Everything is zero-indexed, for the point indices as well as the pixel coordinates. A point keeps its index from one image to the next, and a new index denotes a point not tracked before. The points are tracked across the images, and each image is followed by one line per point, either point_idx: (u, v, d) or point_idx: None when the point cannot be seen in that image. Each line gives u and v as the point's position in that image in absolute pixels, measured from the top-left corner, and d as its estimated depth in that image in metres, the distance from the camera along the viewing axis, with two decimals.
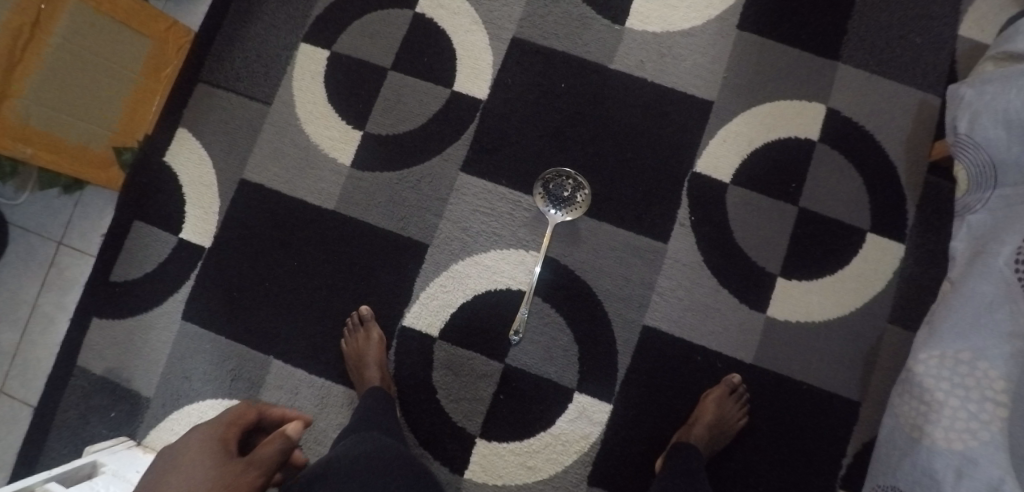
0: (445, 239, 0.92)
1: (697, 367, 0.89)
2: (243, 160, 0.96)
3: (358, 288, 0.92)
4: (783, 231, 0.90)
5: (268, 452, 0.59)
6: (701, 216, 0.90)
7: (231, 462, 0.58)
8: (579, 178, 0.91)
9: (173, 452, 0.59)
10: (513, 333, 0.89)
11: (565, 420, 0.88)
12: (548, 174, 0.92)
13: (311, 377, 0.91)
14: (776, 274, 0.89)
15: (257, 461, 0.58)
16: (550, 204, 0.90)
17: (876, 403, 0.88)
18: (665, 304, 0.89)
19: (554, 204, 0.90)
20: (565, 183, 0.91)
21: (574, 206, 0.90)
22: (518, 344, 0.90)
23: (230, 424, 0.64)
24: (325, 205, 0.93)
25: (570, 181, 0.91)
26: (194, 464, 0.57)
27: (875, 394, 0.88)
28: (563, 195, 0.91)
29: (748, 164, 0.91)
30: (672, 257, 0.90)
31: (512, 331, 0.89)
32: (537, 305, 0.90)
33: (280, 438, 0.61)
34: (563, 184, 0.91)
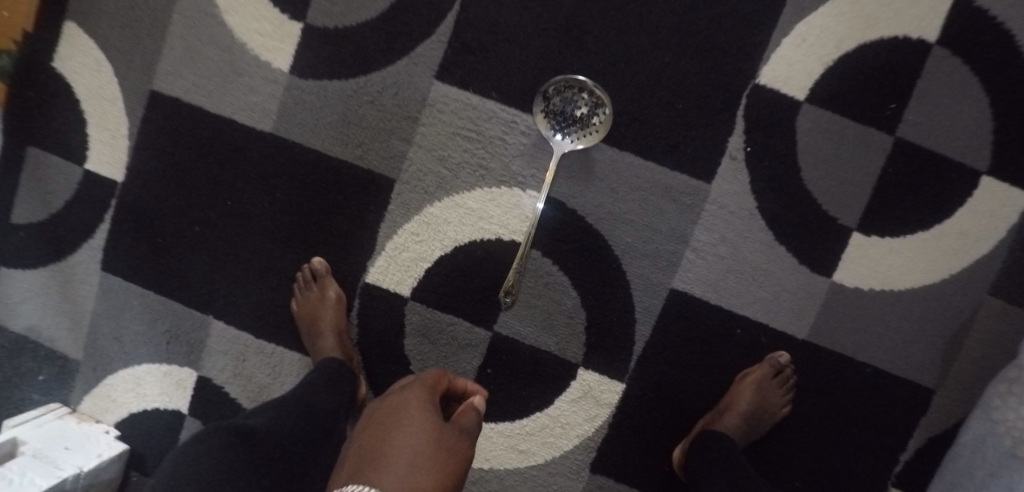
0: (415, 172, 0.69)
1: (735, 342, 0.71)
2: (151, 65, 0.73)
3: (309, 234, 0.72)
4: (869, 170, 0.67)
5: (470, 424, 0.55)
6: (762, 146, 0.66)
7: (458, 432, 0.52)
8: (596, 89, 0.66)
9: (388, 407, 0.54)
10: (506, 295, 0.69)
11: (566, 400, 0.72)
12: (556, 83, 0.66)
13: (261, 343, 0.76)
14: (852, 228, 0.68)
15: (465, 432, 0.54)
16: (555, 126, 0.66)
17: (954, 390, 0.71)
18: (703, 264, 0.68)
19: (560, 126, 0.66)
20: (577, 97, 0.66)
21: (586, 130, 0.66)
22: (512, 308, 0.71)
23: (432, 388, 0.57)
24: (259, 126, 0.71)
25: (585, 94, 0.66)
26: (417, 423, 0.51)
27: (957, 379, 0.71)
28: (573, 113, 0.66)
29: (833, 75, 0.65)
30: (716, 203, 0.67)
31: (504, 293, 0.69)
32: (535, 261, 0.70)
33: (473, 411, 0.57)
34: (573, 99, 0.66)
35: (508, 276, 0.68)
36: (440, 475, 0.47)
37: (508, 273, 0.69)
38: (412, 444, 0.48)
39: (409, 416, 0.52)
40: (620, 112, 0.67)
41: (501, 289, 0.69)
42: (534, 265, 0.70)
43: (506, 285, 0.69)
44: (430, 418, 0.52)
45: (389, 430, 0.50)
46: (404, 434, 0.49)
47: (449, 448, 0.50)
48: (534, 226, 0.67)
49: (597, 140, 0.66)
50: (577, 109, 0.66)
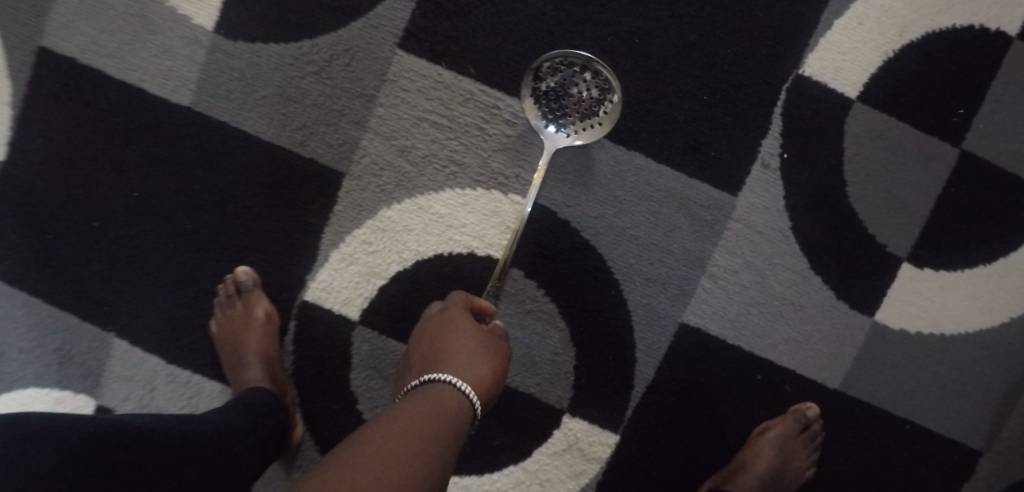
0: (370, 165, 0.55)
1: (755, 389, 0.58)
2: (40, 14, 0.57)
3: (234, 236, 0.57)
4: (927, 188, 0.55)
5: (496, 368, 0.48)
6: (801, 153, 0.54)
7: (499, 339, 0.50)
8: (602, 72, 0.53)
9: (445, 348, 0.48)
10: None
11: (546, 453, 0.58)
12: (552, 61, 0.53)
13: (172, 369, 0.61)
14: (902, 258, 0.56)
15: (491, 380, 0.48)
16: (546, 116, 0.53)
17: (1007, 454, 0.59)
18: (721, 294, 0.56)
19: (553, 116, 0.53)
20: (577, 79, 0.53)
21: (586, 120, 0.53)
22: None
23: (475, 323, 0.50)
24: (175, 98, 0.56)
25: (588, 76, 0.53)
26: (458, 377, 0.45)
27: (1011, 442, 0.59)
28: (570, 99, 0.53)
29: (894, 68, 0.53)
30: (742, 220, 0.54)
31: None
32: (514, 281, 0.56)
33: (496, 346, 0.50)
34: (571, 81, 0.53)
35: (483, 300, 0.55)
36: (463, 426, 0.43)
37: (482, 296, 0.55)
38: (468, 357, 0.47)
39: (453, 330, 0.49)
40: (629, 101, 0.53)
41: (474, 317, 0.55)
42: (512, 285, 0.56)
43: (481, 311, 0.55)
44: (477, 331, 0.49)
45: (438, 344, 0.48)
46: (456, 351, 0.47)
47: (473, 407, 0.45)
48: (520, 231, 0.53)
49: (601, 133, 0.53)
50: (576, 94, 0.53)
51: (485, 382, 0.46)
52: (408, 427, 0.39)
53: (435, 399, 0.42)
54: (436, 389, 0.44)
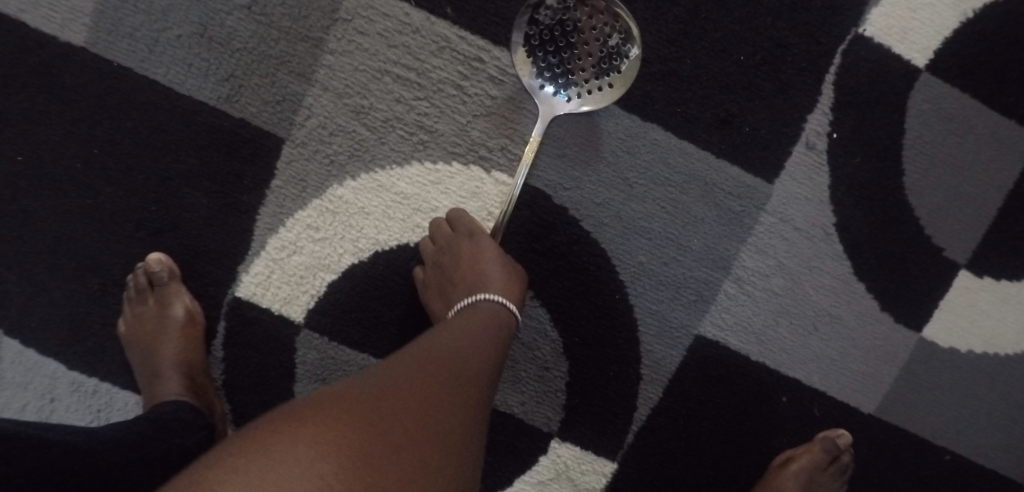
0: (317, 129, 0.44)
1: (778, 412, 0.49)
2: None
3: (146, 214, 0.46)
4: (996, 183, 0.45)
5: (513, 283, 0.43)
6: (852, 133, 0.44)
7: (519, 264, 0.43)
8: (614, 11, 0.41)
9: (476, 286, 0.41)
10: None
11: (528, 486, 0.48)
12: (549, 4, 0.41)
13: (71, 374, 0.48)
14: (959, 264, 0.47)
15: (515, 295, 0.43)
16: (541, 76, 0.42)
17: None
18: (746, 300, 0.46)
19: (550, 75, 0.42)
20: (580, 22, 0.41)
21: (593, 79, 0.42)
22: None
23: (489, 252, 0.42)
24: (66, 34, 0.44)
25: (593, 17, 0.41)
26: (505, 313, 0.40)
27: None
28: (572, 51, 0.42)
29: (968, 33, 0.43)
30: (777, 212, 0.44)
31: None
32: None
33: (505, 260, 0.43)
34: (573, 26, 0.41)
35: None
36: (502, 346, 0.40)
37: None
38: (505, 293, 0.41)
39: (490, 263, 0.41)
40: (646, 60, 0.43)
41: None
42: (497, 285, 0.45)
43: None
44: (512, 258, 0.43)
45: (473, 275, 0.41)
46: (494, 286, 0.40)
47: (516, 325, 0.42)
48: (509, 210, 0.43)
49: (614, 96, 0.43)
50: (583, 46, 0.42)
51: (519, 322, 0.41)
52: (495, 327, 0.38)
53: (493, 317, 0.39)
54: (485, 313, 0.39)
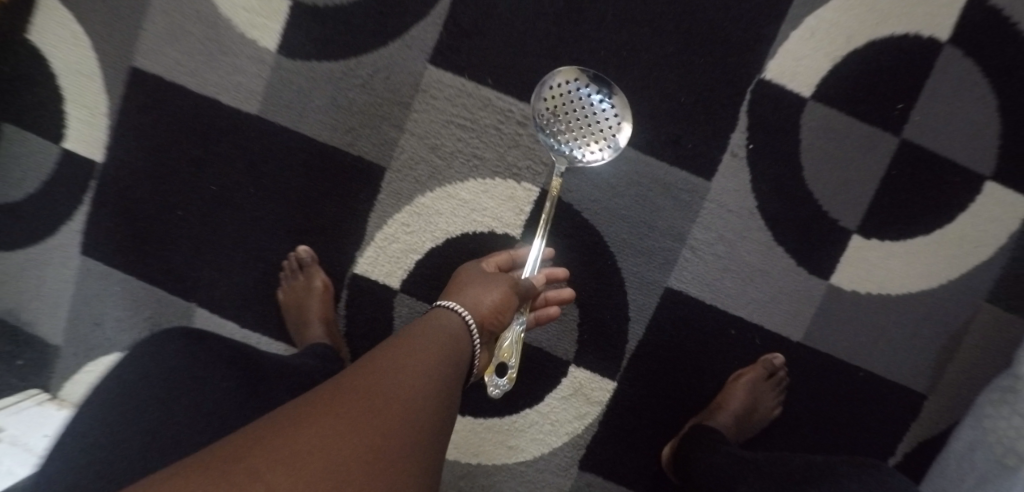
0: (407, 161, 0.67)
1: (730, 342, 0.69)
2: (131, 39, 0.69)
3: (295, 221, 0.70)
4: (871, 172, 0.65)
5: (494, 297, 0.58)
6: (763, 144, 0.65)
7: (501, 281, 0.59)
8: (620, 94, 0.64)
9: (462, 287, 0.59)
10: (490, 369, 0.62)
11: (555, 398, 0.71)
12: (561, 93, 0.64)
13: (246, 331, 0.72)
14: (852, 230, 0.66)
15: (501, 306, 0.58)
16: (560, 140, 0.64)
17: (949, 396, 0.69)
18: (699, 262, 0.67)
19: (566, 139, 0.63)
20: (581, 101, 0.63)
21: (595, 135, 0.64)
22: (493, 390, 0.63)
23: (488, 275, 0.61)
24: (245, 107, 0.68)
25: (590, 96, 0.63)
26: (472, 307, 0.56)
27: (950, 387, 0.69)
28: (578, 120, 0.63)
29: (840, 71, 0.63)
30: (716, 200, 0.66)
31: (508, 358, 0.63)
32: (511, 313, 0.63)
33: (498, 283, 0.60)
34: (576, 104, 0.63)
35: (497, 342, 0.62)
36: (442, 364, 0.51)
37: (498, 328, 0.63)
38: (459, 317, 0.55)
39: (471, 278, 0.60)
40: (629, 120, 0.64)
41: (487, 368, 0.62)
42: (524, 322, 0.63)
43: (503, 351, 0.63)
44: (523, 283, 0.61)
45: (462, 281, 0.60)
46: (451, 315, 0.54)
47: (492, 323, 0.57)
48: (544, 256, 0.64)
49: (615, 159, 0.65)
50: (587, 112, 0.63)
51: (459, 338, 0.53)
52: (440, 343, 0.51)
53: (446, 332, 0.53)
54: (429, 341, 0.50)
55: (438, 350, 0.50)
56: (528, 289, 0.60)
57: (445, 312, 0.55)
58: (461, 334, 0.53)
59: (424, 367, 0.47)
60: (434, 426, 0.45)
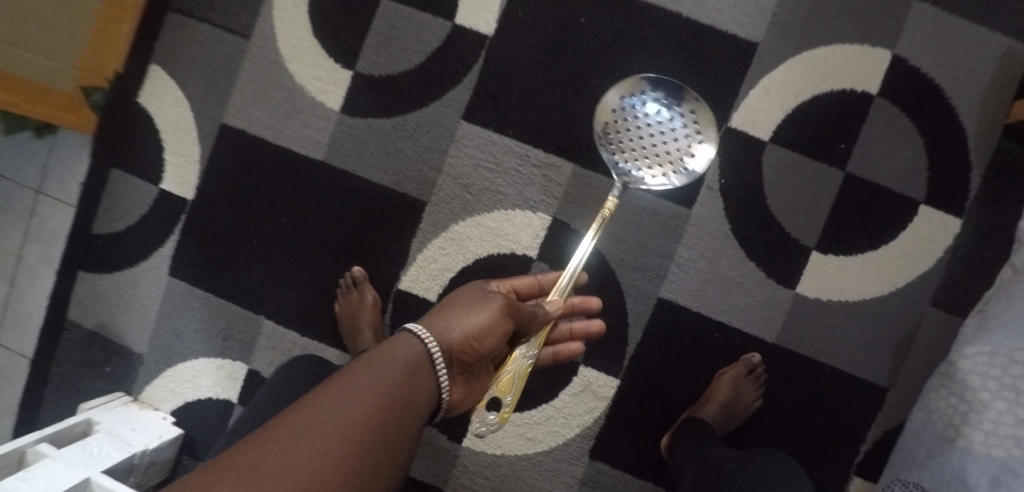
0: (444, 196, 0.84)
1: (714, 344, 0.82)
2: (223, 102, 0.86)
3: (351, 246, 0.85)
4: (824, 200, 0.79)
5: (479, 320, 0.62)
6: (732, 179, 0.80)
7: (488, 307, 0.63)
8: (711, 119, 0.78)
9: (456, 306, 0.65)
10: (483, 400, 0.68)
11: (567, 394, 0.84)
12: (631, 123, 0.78)
13: (307, 340, 0.87)
14: (811, 248, 0.80)
15: (484, 328, 0.62)
16: (628, 163, 0.77)
17: (906, 391, 0.80)
18: (684, 276, 0.81)
19: (634, 163, 0.77)
20: (649, 130, 0.77)
21: (660, 161, 0.77)
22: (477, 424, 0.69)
23: (485, 298, 0.65)
24: (314, 155, 0.85)
25: (659, 127, 0.77)
26: (458, 326, 0.61)
27: (908, 382, 0.79)
28: (645, 147, 0.77)
29: (792, 119, 0.79)
30: (696, 225, 0.81)
31: (504, 394, 0.68)
32: (523, 348, 0.69)
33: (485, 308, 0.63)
34: (645, 132, 0.77)
35: (501, 375, 0.68)
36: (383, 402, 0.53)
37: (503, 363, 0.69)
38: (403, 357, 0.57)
39: (467, 298, 0.67)
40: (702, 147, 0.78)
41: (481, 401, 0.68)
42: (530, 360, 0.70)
43: (502, 386, 0.68)
44: (527, 311, 0.65)
45: (458, 299, 0.67)
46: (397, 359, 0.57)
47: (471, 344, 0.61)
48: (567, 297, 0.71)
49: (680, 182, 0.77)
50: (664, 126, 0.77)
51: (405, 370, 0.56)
52: (391, 376, 0.55)
53: (403, 361, 0.56)
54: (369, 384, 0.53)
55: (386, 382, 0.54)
56: (516, 315, 0.64)
57: (407, 336, 0.59)
58: (419, 366, 0.57)
59: (370, 402, 0.51)
60: (370, 462, 0.49)
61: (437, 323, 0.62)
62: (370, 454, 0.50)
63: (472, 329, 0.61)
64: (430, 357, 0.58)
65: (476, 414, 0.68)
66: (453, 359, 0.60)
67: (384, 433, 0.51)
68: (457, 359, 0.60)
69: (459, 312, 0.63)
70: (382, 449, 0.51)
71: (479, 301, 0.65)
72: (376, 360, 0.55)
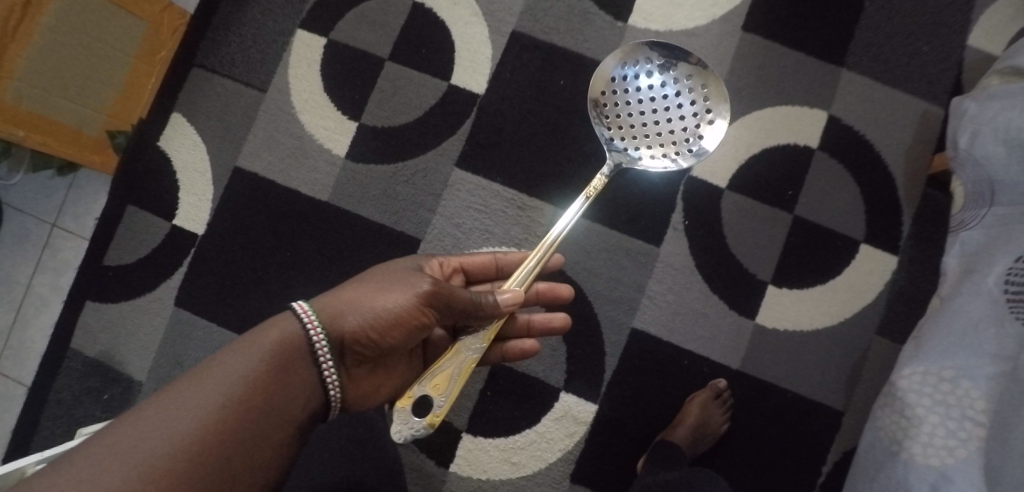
0: (437, 234, 0.92)
1: (684, 371, 0.89)
2: (237, 147, 0.95)
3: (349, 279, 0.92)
4: (776, 239, 0.90)
5: (388, 304, 0.61)
6: (695, 220, 0.90)
7: (405, 293, 0.62)
8: (720, 95, 0.84)
9: (377, 281, 0.63)
10: (411, 396, 0.64)
11: (550, 419, 0.89)
12: (627, 100, 0.85)
13: None
14: (767, 282, 0.89)
15: (390, 314, 0.61)
16: (623, 140, 0.84)
17: (859, 413, 0.87)
18: (655, 307, 0.90)
19: (629, 141, 0.84)
20: (646, 110, 0.84)
21: (655, 142, 0.84)
22: (399, 427, 0.64)
23: (409, 280, 0.64)
24: (319, 195, 0.94)
25: (656, 107, 0.83)
26: (363, 307, 0.60)
27: (860, 405, 0.87)
28: (641, 126, 0.84)
29: (745, 169, 0.90)
30: (664, 261, 0.90)
31: (437, 392, 0.64)
32: (467, 342, 0.67)
33: (402, 292, 0.62)
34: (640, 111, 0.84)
35: (438, 370, 0.65)
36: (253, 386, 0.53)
37: (444, 357, 0.66)
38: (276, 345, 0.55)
39: (392, 276, 0.65)
40: (703, 128, 0.84)
41: (407, 398, 0.64)
42: (473, 357, 0.67)
43: (437, 383, 0.65)
44: (467, 299, 0.64)
45: (385, 272, 0.65)
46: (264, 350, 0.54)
47: (371, 330, 0.60)
48: (530, 281, 0.70)
49: (680, 162, 0.84)
50: (666, 100, 0.83)
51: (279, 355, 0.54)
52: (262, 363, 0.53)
53: (275, 347, 0.54)
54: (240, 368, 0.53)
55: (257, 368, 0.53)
56: (441, 305, 0.63)
57: (286, 322, 0.56)
58: (286, 363, 0.55)
59: (220, 408, 0.50)
60: (229, 460, 0.50)
61: (344, 298, 0.60)
62: (226, 453, 0.50)
63: (379, 313, 0.60)
64: (309, 345, 0.56)
65: (400, 413, 0.64)
66: (349, 344, 0.59)
67: (243, 433, 0.51)
68: (355, 347, 0.60)
69: (375, 289, 0.62)
70: (247, 446, 0.51)
71: (404, 282, 0.63)
72: (240, 350, 0.54)
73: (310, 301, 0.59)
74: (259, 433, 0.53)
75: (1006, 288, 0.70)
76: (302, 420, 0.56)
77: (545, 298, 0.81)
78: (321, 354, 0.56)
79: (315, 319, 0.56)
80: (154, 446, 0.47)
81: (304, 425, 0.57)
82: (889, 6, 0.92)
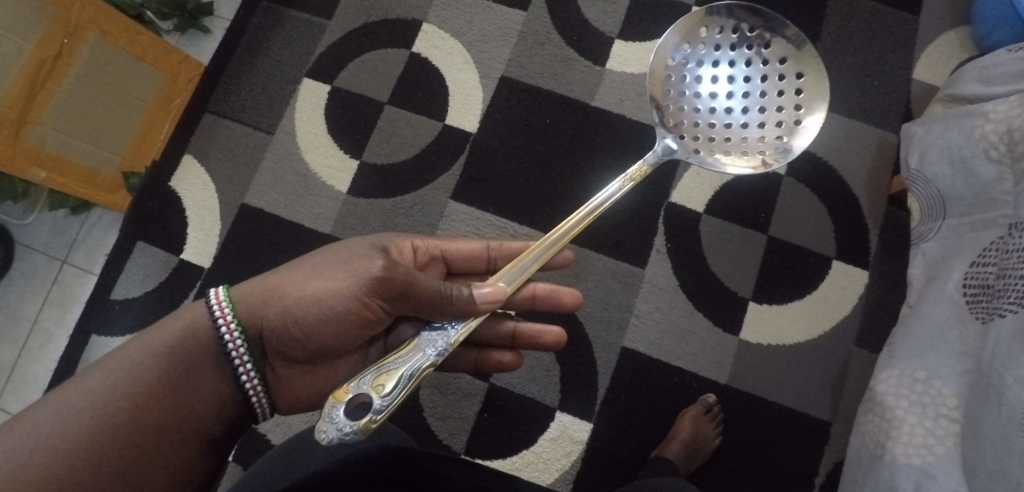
0: None
1: (675, 387, 0.93)
2: (245, 185, 1.02)
3: None
4: (754, 259, 0.95)
5: (319, 291, 0.58)
6: (677, 243, 0.96)
7: (339, 280, 0.58)
8: (816, 95, 0.74)
9: (321, 260, 0.62)
10: (347, 392, 0.53)
11: (546, 439, 0.91)
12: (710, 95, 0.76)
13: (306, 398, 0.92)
14: (748, 299, 0.94)
15: (318, 302, 0.58)
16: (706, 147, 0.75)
17: (845, 423, 0.90)
18: (643, 326, 0.94)
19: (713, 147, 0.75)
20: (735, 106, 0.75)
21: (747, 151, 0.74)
22: (323, 424, 0.52)
23: (354, 263, 0.60)
24: (322, 228, 0.99)
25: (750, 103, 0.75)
26: (290, 293, 0.59)
27: (845, 415, 0.90)
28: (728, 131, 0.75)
29: (723, 195, 0.97)
30: (649, 282, 0.95)
31: (378, 392, 0.53)
32: (429, 339, 0.58)
33: (336, 278, 0.59)
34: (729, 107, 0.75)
35: (388, 366, 0.55)
36: (159, 370, 0.56)
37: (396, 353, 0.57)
38: (180, 332, 0.58)
39: (341, 254, 0.62)
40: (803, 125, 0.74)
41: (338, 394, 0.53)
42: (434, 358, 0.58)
43: (380, 382, 0.54)
44: (432, 290, 0.58)
45: (335, 249, 0.64)
46: (170, 338, 0.58)
47: (292, 321, 0.59)
48: (522, 283, 0.63)
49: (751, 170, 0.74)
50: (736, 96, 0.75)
51: (181, 341, 0.58)
52: (165, 350, 0.57)
53: (179, 337, 0.58)
54: (145, 351, 0.57)
55: (162, 353, 0.57)
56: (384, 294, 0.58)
57: (195, 312, 0.59)
58: (188, 357, 0.58)
59: (112, 404, 0.54)
60: (138, 443, 0.54)
61: (277, 282, 0.60)
62: (135, 432, 0.54)
63: (304, 300, 0.59)
64: (217, 335, 0.58)
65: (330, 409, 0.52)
66: (268, 336, 0.60)
67: (134, 434, 0.54)
68: (277, 342, 0.60)
69: (311, 272, 0.61)
70: (142, 448, 0.54)
71: (349, 263, 0.60)
72: (144, 343, 0.57)
73: (230, 290, 0.60)
74: (157, 434, 0.56)
75: (965, 290, 0.75)
76: (209, 420, 0.60)
77: (542, 302, 0.80)
78: (230, 346, 0.58)
79: (226, 309, 0.58)
80: (45, 438, 0.51)
81: (213, 426, 0.61)
82: (838, 47, 1.02)
